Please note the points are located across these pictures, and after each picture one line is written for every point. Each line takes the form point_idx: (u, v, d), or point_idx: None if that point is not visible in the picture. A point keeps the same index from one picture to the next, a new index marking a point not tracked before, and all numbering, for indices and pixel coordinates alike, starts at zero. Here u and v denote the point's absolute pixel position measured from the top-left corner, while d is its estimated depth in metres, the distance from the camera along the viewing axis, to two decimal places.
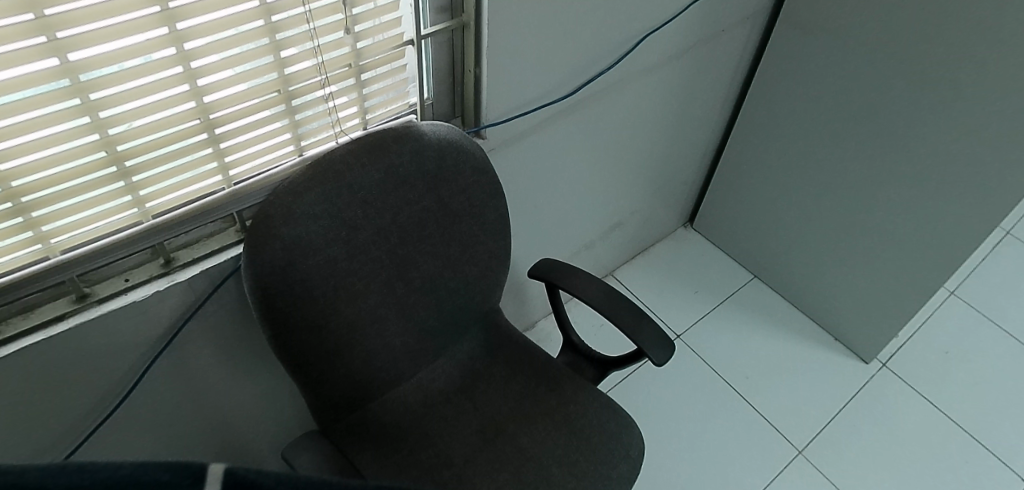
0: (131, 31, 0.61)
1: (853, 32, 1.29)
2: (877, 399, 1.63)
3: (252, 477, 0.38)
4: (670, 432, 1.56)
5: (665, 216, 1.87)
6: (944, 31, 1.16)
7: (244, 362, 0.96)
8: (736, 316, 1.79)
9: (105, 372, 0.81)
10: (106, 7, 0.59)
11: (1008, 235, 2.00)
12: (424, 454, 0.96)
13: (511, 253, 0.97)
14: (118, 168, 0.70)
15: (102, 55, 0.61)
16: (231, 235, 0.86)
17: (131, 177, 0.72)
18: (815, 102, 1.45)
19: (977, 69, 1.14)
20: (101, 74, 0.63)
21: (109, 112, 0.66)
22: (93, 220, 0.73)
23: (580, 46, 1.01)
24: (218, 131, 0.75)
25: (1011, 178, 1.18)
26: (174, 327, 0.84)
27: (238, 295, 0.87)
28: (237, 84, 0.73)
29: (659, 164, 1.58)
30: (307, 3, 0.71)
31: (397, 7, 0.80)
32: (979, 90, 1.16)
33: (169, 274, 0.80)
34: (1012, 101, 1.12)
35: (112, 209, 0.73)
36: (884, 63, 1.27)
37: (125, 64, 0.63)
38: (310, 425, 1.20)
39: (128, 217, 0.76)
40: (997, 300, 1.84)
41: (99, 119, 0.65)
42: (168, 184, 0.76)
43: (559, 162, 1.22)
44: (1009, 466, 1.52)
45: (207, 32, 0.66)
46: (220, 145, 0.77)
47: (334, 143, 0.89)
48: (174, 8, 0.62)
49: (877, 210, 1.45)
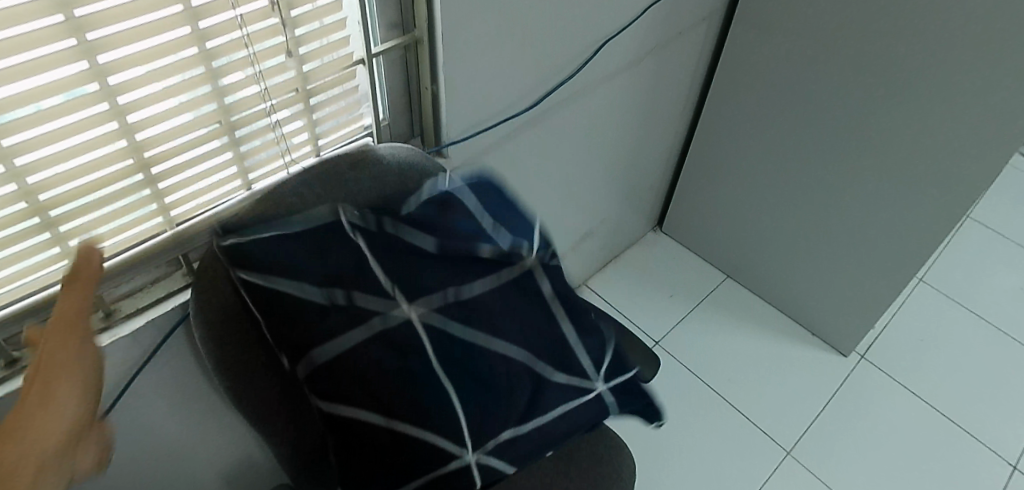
0: (51, 65, 0.58)
1: (791, 26, 1.32)
2: (858, 390, 1.63)
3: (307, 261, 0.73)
4: (657, 446, 1.52)
5: (635, 221, 1.87)
6: (880, 24, 1.19)
7: (201, 407, 0.92)
8: (713, 317, 1.78)
9: None
10: (17, 42, 0.55)
11: (970, 219, 2.05)
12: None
13: None
14: (41, 218, 0.67)
15: (20, 94, 0.58)
16: (177, 280, 0.81)
17: (48, 212, 0.67)
18: (759, 100, 1.48)
19: (917, 67, 1.18)
20: (17, 117, 0.59)
21: (25, 158, 0.62)
22: (19, 276, 0.69)
23: (523, 74, 1.05)
24: (160, 185, 0.74)
25: (972, 169, 1.21)
26: (123, 382, 0.81)
27: (190, 341, 0.84)
28: (166, 99, 0.68)
29: (621, 172, 1.59)
30: (237, 6, 0.67)
31: (340, 9, 0.77)
32: (922, 84, 1.19)
33: (111, 329, 0.76)
34: (964, 100, 1.15)
35: (32, 249, 0.68)
36: (825, 59, 1.31)
37: (42, 103, 0.60)
38: (267, 479, 1.12)
39: (42, 261, 0.70)
40: (961, 282, 1.88)
41: (14, 168, 0.61)
42: (93, 219, 0.71)
43: (518, 172, 1.25)
44: (996, 452, 1.53)
45: (135, 63, 0.63)
46: (164, 200, 0.76)
47: (283, 172, 0.87)
48: (80, 17, 0.57)
49: (841, 200, 1.46)
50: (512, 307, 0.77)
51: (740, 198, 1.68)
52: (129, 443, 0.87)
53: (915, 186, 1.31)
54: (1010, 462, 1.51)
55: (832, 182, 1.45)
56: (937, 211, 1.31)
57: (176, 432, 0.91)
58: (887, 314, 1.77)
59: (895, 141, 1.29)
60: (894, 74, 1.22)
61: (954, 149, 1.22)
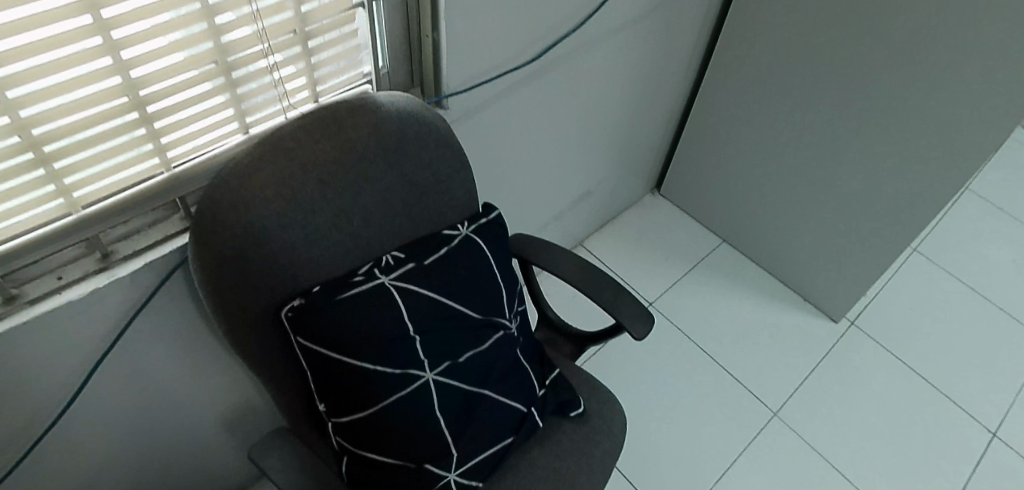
0: None
1: None
2: (846, 355, 1.66)
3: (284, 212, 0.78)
4: (648, 403, 1.55)
5: (634, 183, 1.86)
6: None
7: (198, 352, 0.92)
8: (708, 280, 1.79)
9: (22, 364, 0.75)
10: None
11: (967, 191, 2.05)
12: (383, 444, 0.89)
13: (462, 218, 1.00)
14: (35, 154, 0.65)
15: (11, 23, 0.56)
16: (175, 224, 0.81)
17: (43, 148, 0.65)
18: (764, 62, 1.46)
19: (924, 32, 1.17)
20: (7, 47, 0.57)
21: (17, 90, 0.60)
22: (14, 213, 0.67)
23: (526, 25, 1.03)
24: (156, 125, 0.73)
25: (972, 138, 1.21)
26: (123, 323, 0.81)
27: (188, 286, 0.83)
28: (160, 36, 0.66)
29: (621, 131, 1.57)
30: None
31: None
32: (928, 49, 1.18)
33: (108, 269, 0.76)
34: (968, 67, 1.14)
35: (27, 186, 0.67)
36: (832, 21, 1.28)
37: (33, 34, 0.58)
38: (262, 424, 1.13)
39: (37, 197, 0.68)
40: (954, 252, 1.89)
41: (7, 100, 0.60)
42: (88, 156, 0.69)
43: (519, 128, 1.23)
44: (977, 419, 1.56)
45: None
46: (160, 141, 0.74)
47: (281, 118, 0.85)
48: None
49: (840, 167, 1.46)
50: (444, 280, 0.92)
51: (740, 162, 1.67)
52: (124, 384, 0.87)
53: (916, 155, 1.30)
54: (989, 428, 1.55)
55: (834, 148, 1.44)
56: (932, 180, 1.31)
57: (171, 375, 0.92)
58: (879, 282, 1.79)
59: (901, 107, 1.27)
60: (901, 38, 1.20)
61: (958, 118, 1.21)
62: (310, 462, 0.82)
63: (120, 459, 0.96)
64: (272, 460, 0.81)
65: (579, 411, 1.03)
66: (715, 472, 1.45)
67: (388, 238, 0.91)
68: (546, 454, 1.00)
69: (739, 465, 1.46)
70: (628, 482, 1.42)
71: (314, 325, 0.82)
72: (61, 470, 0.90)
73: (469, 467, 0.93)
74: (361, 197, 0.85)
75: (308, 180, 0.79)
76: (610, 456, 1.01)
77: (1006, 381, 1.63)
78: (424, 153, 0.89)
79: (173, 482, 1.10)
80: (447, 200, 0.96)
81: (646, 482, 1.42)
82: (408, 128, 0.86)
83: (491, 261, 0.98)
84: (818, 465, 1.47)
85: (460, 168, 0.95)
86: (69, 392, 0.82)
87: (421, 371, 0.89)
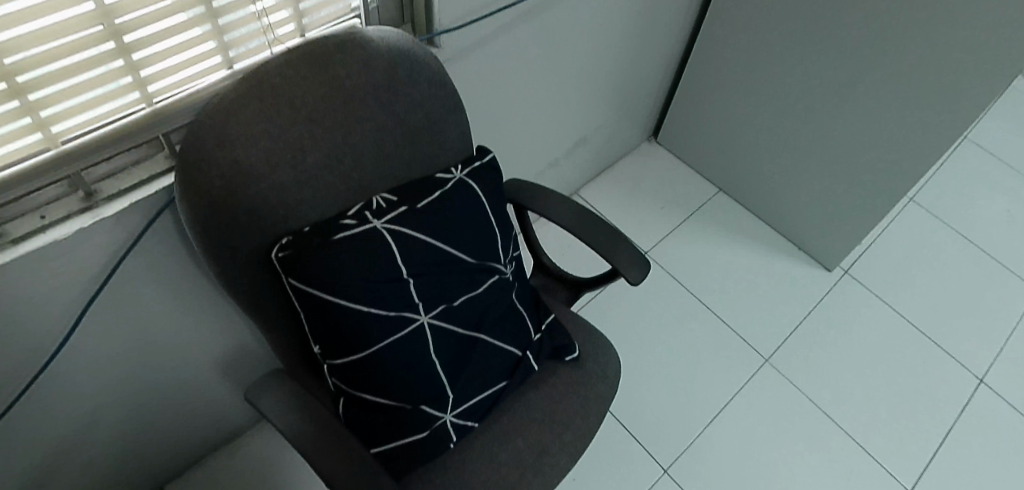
0: None
1: None
2: (839, 304, 1.67)
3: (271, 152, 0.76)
4: (642, 350, 1.56)
5: (631, 131, 1.83)
6: None
7: (190, 295, 0.91)
8: (704, 230, 1.78)
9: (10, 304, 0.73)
10: None
11: (966, 141, 2.03)
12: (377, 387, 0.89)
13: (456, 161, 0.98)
14: (7, 84, 0.62)
15: None
16: (160, 162, 0.78)
17: (15, 78, 0.62)
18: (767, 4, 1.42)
19: None
20: None
21: None
22: None
23: None
24: (135, 57, 0.69)
25: (975, 83, 1.19)
26: (110, 265, 0.79)
27: (177, 227, 0.81)
28: None
29: (619, 76, 1.53)
30: None
31: None
32: None
33: (92, 208, 0.74)
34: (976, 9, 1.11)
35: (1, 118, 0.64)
36: None
37: None
38: (258, 368, 1.13)
39: (13, 130, 0.66)
40: (950, 202, 1.88)
41: None
42: (64, 88, 0.66)
43: (515, 70, 1.20)
44: (965, 366, 1.59)
45: None
46: (140, 74, 0.71)
47: (267, 53, 0.82)
48: None
49: (840, 114, 1.43)
50: (439, 223, 0.90)
51: (739, 109, 1.64)
52: (115, 327, 0.86)
53: (919, 100, 1.28)
54: (977, 375, 1.57)
55: (835, 94, 1.41)
56: (932, 128, 1.29)
57: (163, 319, 0.91)
58: (874, 231, 1.78)
59: (907, 51, 1.24)
60: None
61: (965, 60, 1.18)
62: (305, 404, 0.82)
63: (115, 401, 0.96)
64: (267, 403, 0.81)
65: (574, 356, 1.03)
66: (706, 416, 1.47)
67: (380, 180, 0.89)
68: (542, 396, 1.00)
69: (729, 410, 1.49)
70: (621, 426, 1.44)
71: (304, 266, 0.80)
72: (56, 412, 0.90)
73: (464, 409, 0.93)
74: (350, 137, 0.82)
75: (294, 118, 0.76)
76: (605, 400, 1.02)
77: (996, 330, 1.65)
78: (415, 90, 0.86)
79: (171, 426, 1.10)
80: (441, 142, 0.93)
81: (638, 426, 1.44)
82: (397, 64, 0.83)
83: (485, 203, 0.96)
84: (807, 409, 1.50)
85: (454, 108, 0.92)
86: (59, 334, 0.81)
87: (414, 313, 0.89)
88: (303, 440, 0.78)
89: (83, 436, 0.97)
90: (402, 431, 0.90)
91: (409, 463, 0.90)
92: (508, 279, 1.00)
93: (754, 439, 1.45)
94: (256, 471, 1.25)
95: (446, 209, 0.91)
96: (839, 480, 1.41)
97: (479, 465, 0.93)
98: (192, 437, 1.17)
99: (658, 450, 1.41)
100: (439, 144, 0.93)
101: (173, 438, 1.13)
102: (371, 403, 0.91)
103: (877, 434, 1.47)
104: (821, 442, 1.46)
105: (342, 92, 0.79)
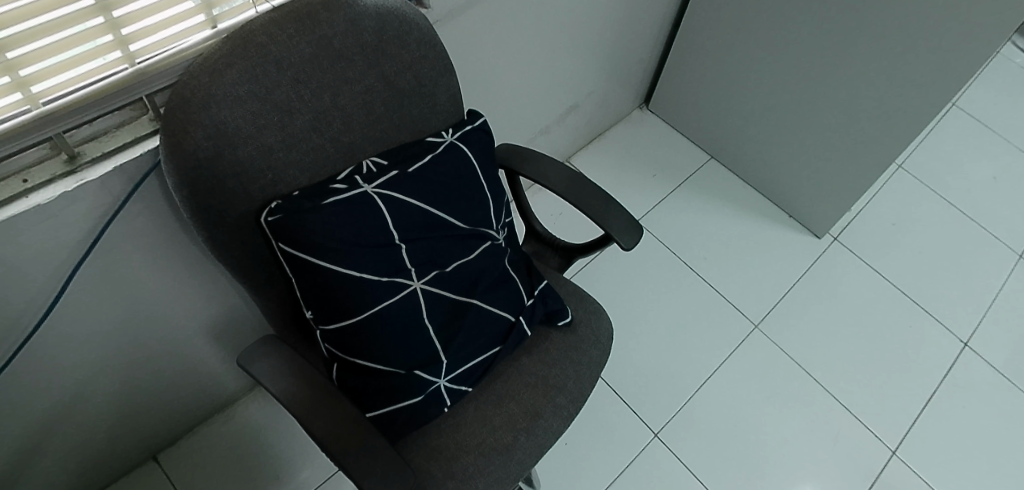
0: None
1: None
2: (829, 271, 1.68)
3: (256, 113, 0.74)
4: (633, 318, 1.56)
5: (622, 98, 1.80)
6: None
7: (178, 261, 0.90)
8: (695, 198, 1.78)
9: None
10: None
11: (954, 108, 2.03)
12: (369, 353, 0.89)
13: (448, 124, 0.96)
14: None
15: None
16: (144, 124, 0.76)
17: None
18: None
19: None
20: None
21: None
22: None
23: None
24: (115, 14, 0.67)
25: (963, 47, 1.18)
26: (96, 231, 0.78)
27: (163, 193, 0.80)
28: None
29: (610, 42, 1.51)
30: None
31: None
32: None
33: (76, 172, 0.72)
34: None
35: None
36: None
37: None
38: (248, 336, 1.12)
39: None
40: (938, 169, 1.89)
41: None
42: (43, 46, 0.64)
43: (504, 33, 1.17)
44: (950, 330, 1.61)
45: None
46: (121, 32, 0.69)
47: (253, 12, 0.79)
48: None
49: (828, 80, 1.42)
50: (428, 188, 0.89)
51: (730, 75, 1.63)
52: (102, 294, 0.85)
53: (910, 65, 1.27)
54: (962, 339, 1.60)
55: (826, 59, 1.40)
56: (919, 94, 1.29)
57: (151, 286, 0.90)
58: (863, 198, 1.79)
59: (899, 14, 1.23)
60: None
61: (958, 23, 1.16)
62: (295, 368, 0.81)
63: (104, 371, 0.96)
64: (259, 369, 0.81)
65: (566, 321, 1.02)
66: (696, 381, 1.49)
67: (369, 144, 0.87)
68: (534, 361, 1.00)
69: (718, 375, 1.50)
70: (612, 391, 1.46)
71: (293, 230, 0.79)
72: (45, 380, 0.89)
73: (458, 375, 0.93)
74: (337, 100, 0.80)
75: (280, 79, 0.74)
76: (597, 364, 1.02)
77: (980, 294, 1.67)
78: (405, 52, 0.84)
79: (163, 394, 1.10)
80: (431, 105, 0.91)
81: (629, 391, 1.46)
82: (388, 25, 0.81)
83: (476, 172, 0.95)
84: (795, 374, 1.52)
85: (444, 71, 0.90)
86: (44, 302, 0.80)
87: (406, 278, 0.89)
88: (297, 405, 0.78)
89: (74, 404, 0.96)
90: (396, 396, 0.90)
91: (404, 427, 0.90)
92: (500, 244, 1.00)
93: (742, 404, 1.47)
94: (251, 438, 1.25)
95: (436, 174, 0.90)
96: (826, 442, 1.44)
97: (472, 429, 0.93)
98: (185, 405, 1.17)
99: (648, 415, 1.43)
100: (432, 106, 0.91)
101: (166, 406, 1.13)
102: (365, 369, 0.90)
103: (863, 398, 1.50)
104: (808, 406, 1.48)
105: (328, 52, 0.77)
